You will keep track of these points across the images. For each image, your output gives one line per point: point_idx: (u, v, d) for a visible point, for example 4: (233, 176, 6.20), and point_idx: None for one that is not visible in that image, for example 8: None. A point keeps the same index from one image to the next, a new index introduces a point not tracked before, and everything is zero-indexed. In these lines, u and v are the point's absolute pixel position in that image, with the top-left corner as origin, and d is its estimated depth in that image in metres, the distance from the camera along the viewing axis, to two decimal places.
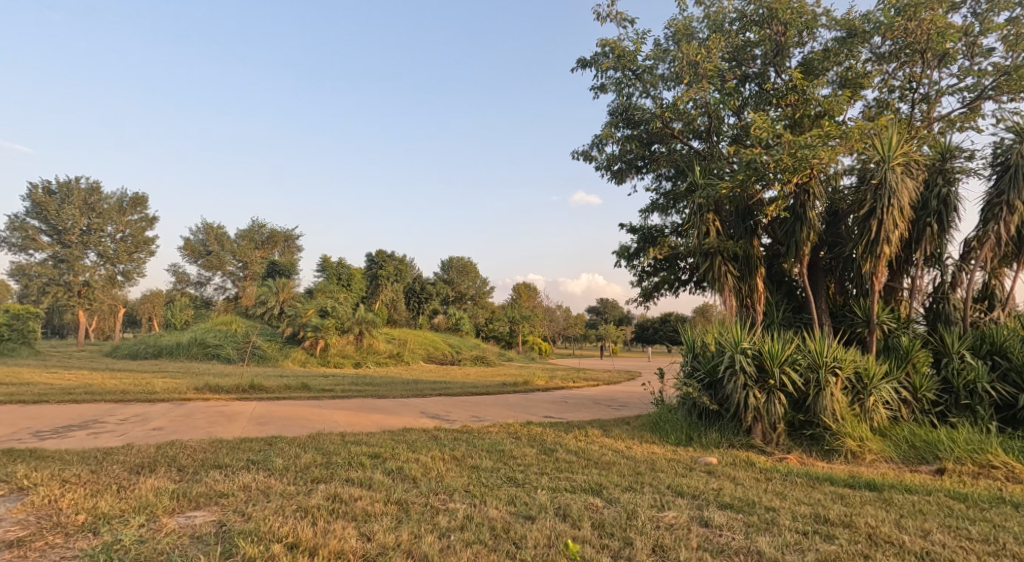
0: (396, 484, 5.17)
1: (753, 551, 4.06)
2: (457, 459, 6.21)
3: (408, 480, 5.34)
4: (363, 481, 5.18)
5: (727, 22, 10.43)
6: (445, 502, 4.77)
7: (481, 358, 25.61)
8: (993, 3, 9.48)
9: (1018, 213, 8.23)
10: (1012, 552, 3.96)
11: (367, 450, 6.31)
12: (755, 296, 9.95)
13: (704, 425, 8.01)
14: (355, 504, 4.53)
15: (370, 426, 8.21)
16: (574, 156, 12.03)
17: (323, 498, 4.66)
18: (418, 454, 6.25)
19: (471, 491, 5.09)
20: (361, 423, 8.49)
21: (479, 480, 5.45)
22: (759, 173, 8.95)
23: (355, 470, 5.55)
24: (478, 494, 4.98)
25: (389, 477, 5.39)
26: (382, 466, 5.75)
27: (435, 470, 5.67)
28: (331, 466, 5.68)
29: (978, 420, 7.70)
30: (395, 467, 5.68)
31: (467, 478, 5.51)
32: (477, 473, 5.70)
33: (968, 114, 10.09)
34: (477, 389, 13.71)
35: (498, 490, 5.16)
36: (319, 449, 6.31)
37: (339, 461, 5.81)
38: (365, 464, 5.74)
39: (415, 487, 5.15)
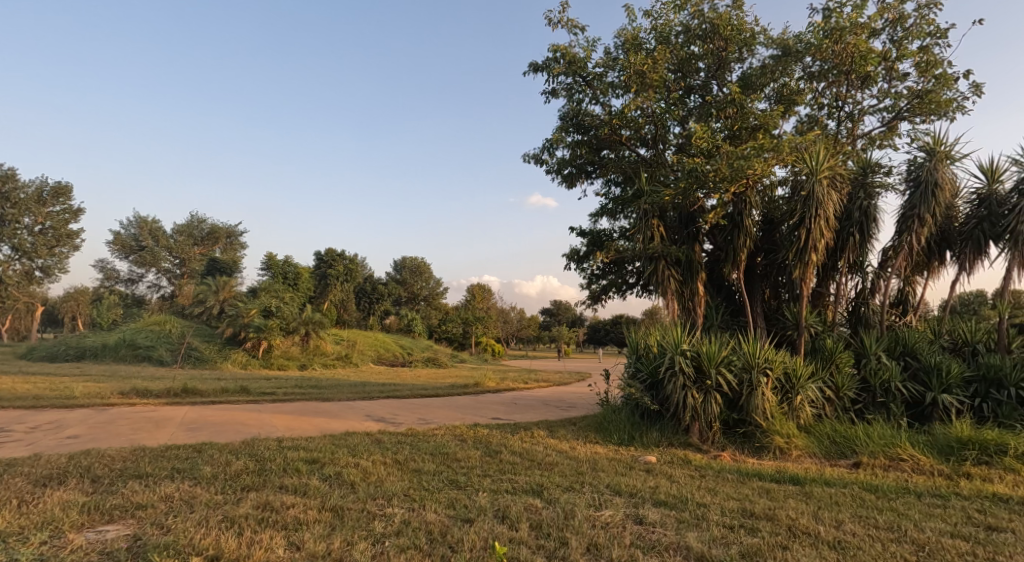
0: (332, 490, 5.07)
1: (682, 547, 4.20)
2: (399, 463, 6.15)
3: (345, 486, 5.25)
4: (298, 488, 5.06)
5: (672, 34, 10.76)
6: (382, 507, 4.71)
7: (432, 359, 25.40)
8: (908, 32, 10.20)
9: (928, 225, 8.87)
10: (912, 538, 4.24)
11: (304, 456, 6.15)
12: (696, 300, 10.32)
13: (645, 425, 8.22)
14: (287, 512, 4.41)
15: (310, 430, 8.01)
16: (525, 158, 12.17)
17: (253, 507, 4.52)
18: (358, 459, 6.15)
19: (410, 495, 5.04)
20: (301, 427, 8.27)
21: (420, 484, 5.42)
22: (700, 181, 9.27)
23: (289, 476, 5.40)
24: (418, 498, 4.95)
25: (326, 483, 5.27)
26: (319, 472, 5.62)
27: (375, 474, 5.59)
28: (264, 473, 5.50)
29: (892, 416, 8.24)
30: (332, 473, 5.56)
31: (407, 482, 5.46)
32: (419, 477, 5.65)
33: (886, 132, 10.81)
34: (427, 390, 13.67)
35: (438, 493, 5.13)
36: (253, 455, 6.11)
37: (273, 467, 5.64)
38: (301, 470, 5.60)
39: (353, 493, 5.06)
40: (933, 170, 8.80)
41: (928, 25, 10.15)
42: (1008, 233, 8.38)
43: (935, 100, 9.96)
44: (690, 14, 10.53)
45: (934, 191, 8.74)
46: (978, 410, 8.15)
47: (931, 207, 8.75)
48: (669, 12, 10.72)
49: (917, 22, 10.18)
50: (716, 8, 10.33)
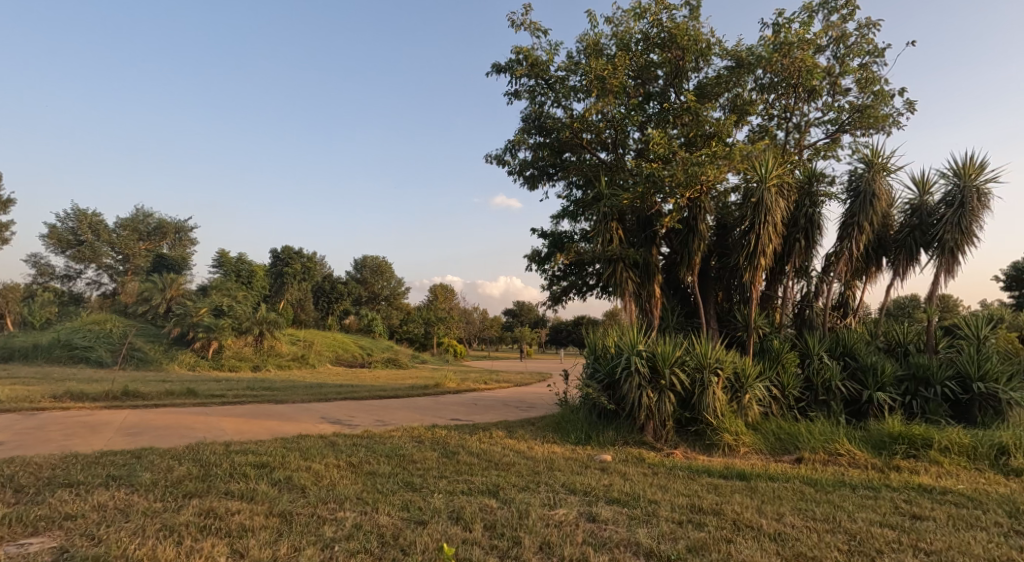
0: (282, 495, 4.96)
1: (632, 543, 4.30)
2: (353, 466, 6.07)
3: (296, 490, 5.15)
4: (244, 494, 4.93)
5: (632, 42, 10.98)
6: (333, 511, 4.64)
7: (393, 359, 25.05)
8: (849, 49, 10.72)
9: (867, 232, 9.34)
10: (846, 528, 4.46)
11: (253, 460, 6.00)
12: (653, 302, 10.56)
13: (602, 425, 8.36)
14: (232, 519, 4.31)
15: (261, 433, 7.80)
16: (488, 159, 12.20)
17: (195, 514, 4.39)
18: (310, 462, 6.03)
19: (363, 498, 4.99)
20: (252, 430, 8.05)
21: (375, 486, 5.36)
22: (657, 186, 9.51)
23: (236, 482, 5.26)
24: (371, 501, 4.90)
25: (275, 488, 5.16)
26: (268, 476, 5.49)
27: (327, 478, 5.50)
28: (209, 478, 5.34)
29: (832, 413, 8.62)
30: (282, 478, 5.44)
31: (361, 485, 5.39)
32: (373, 479, 5.59)
33: (830, 144, 11.32)
34: (385, 391, 13.52)
35: (392, 496, 5.09)
36: (197, 461, 5.92)
37: (219, 472, 5.48)
38: (249, 474, 5.46)
39: (303, 497, 4.97)
40: (871, 181, 9.26)
41: (867, 44, 10.68)
42: (937, 241, 8.92)
43: (873, 115, 10.51)
44: (650, 22, 10.77)
45: (873, 200, 9.20)
46: (909, 407, 8.62)
47: (870, 215, 9.22)
48: (629, 19, 10.93)
49: (858, 40, 10.70)
50: (674, 18, 10.59)
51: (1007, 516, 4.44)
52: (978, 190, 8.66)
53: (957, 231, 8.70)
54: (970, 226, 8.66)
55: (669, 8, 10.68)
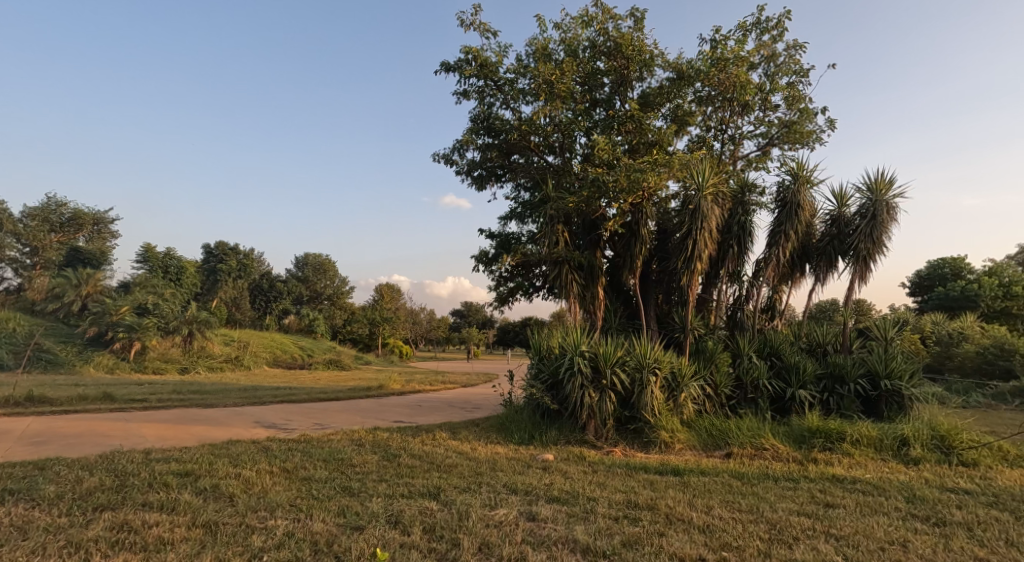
0: (207, 504, 4.78)
1: (570, 540, 4.40)
2: (287, 471, 5.91)
3: (222, 499, 4.97)
4: (165, 504, 4.73)
5: (579, 49, 11.22)
6: (263, 519, 4.53)
7: (335, 361, 24.43)
8: (779, 68, 11.35)
9: (792, 240, 9.90)
10: (768, 518, 4.72)
11: (176, 468, 5.75)
12: (596, 304, 10.80)
13: (545, 424, 8.49)
14: (149, 532, 4.13)
15: (187, 440, 7.46)
16: (435, 158, 12.17)
17: (107, 529, 4.18)
18: (240, 469, 5.84)
19: (296, 505, 4.88)
20: (176, 437, 7.68)
21: (309, 492, 5.25)
22: (601, 191, 9.77)
23: (156, 492, 5.02)
24: (305, 508, 4.80)
25: (199, 497, 4.97)
26: (191, 485, 5.28)
27: (258, 485, 5.35)
28: (125, 489, 5.08)
29: (759, 410, 9.08)
30: (208, 486, 5.25)
31: (295, 491, 5.27)
32: (308, 485, 5.48)
33: (761, 156, 11.93)
34: (325, 393, 13.19)
35: (328, 502, 5.01)
36: (112, 471, 5.61)
37: (136, 482, 5.22)
38: (171, 484, 5.23)
39: (230, 506, 4.81)
40: (796, 192, 9.84)
41: (794, 64, 11.35)
42: (853, 250, 9.58)
43: (799, 131, 11.18)
44: (596, 30, 11.04)
45: (798, 209, 9.78)
46: (827, 404, 9.20)
47: (795, 224, 9.79)
48: (577, 27, 11.16)
49: (786, 60, 11.35)
50: (620, 28, 10.90)
51: (906, 501, 4.84)
52: (888, 204, 9.36)
53: (870, 241, 9.37)
54: (881, 237, 9.36)
55: (614, 18, 10.98)
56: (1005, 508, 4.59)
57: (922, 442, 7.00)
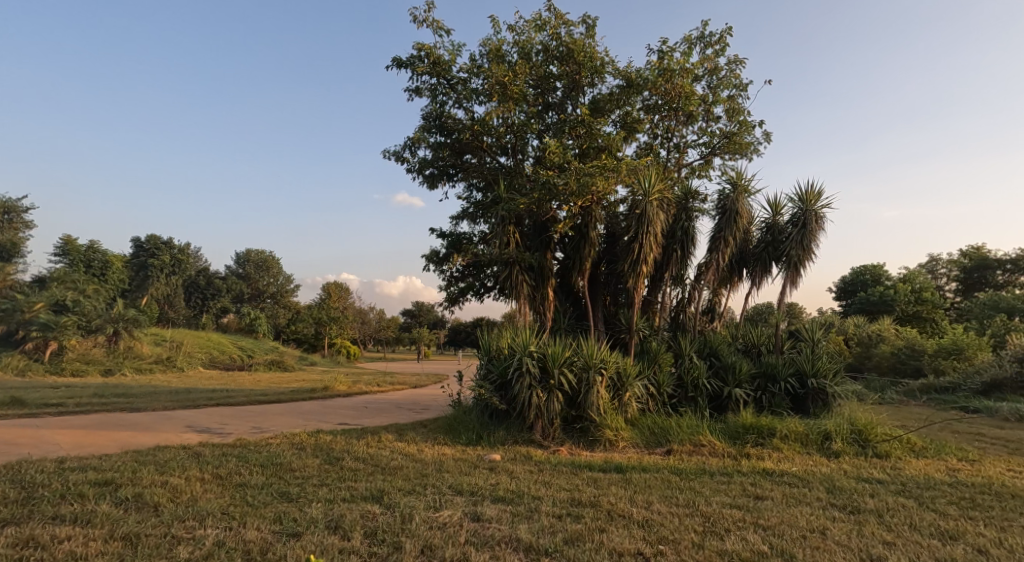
0: (127, 515, 4.57)
1: (513, 539, 4.46)
2: (220, 478, 5.71)
3: (145, 509, 4.76)
4: (79, 517, 4.49)
5: (533, 52, 11.32)
6: (191, 529, 4.37)
7: (276, 362, 23.57)
8: (721, 81, 11.81)
9: (731, 246, 10.33)
10: (702, 511, 4.92)
11: (94, 478, 5.45)
12: (545, 305, 10.92)
13: (493, 425, 8.53)
14: (61, 547, 3.92)
15: (108, 447, 7.09)
16: (386, 154, 12.02)
17: (13, 545, 3.94)
18: (167, 477, 5.60)
19: (228, 513, 4.74)
20: (95, 444, 7.27)
21: (243, 499, 5.10)
22: (552, 193, 9.92)
23: (70, 504, 4.76)
24: (238, 515, 4.67)
25: (119, 508, 4.74)
26: (111, 495, 5.03)
27: (187, 493, 5.15)
28: (35, 502, 4.79)
29: (699, 408, 9.43)
30: (130, 496, 5.01)
31: (227, 498, 5.11)
32: (243, 492, 5.32)
33: (703, 165, 12.38)
34: (266, 395, 12.79)
35: (263, 509, 4.88)
36: (20, 482, 5.27)
37: (48, 494, 4.93)
38: (87, 495, 4.96)
39: (154, 516, 4.62)
40: (736, 200, 10.27)
41: (735, 78, 11.85)
42: (785, 256, 10.10)
43: (739, 142, 11.68)
44: (549, 35, 11.19)
45: (736, 216, 10.22)
46: (760, 402, 9.66)
47: (734, 231, 10.22)
48: (530, 30, 11.27)
49: (727, 74, 11.83)
50: (572, 34, 11.09)
51: (827, 491, 5.15)
52: (817, 214, 9.92)
53: (801, 248, 9.91)
54: (810, 245, 9.90)
55: (567, 24, 11.16)
56: (912, 495, 4.97)
57: (843, 436, 7.46)
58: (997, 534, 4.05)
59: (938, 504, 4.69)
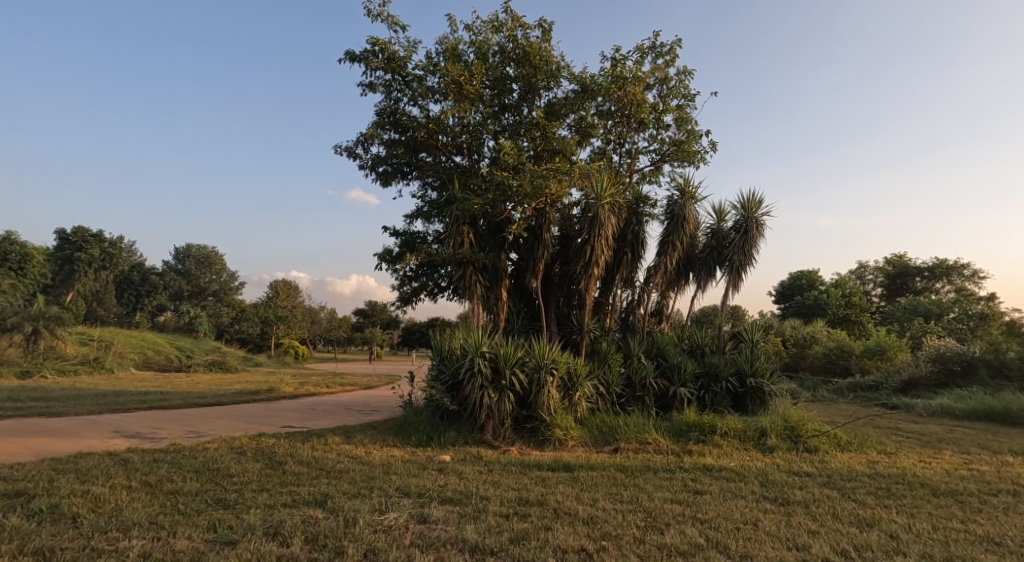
0: (41, 528, 4.32)
1: (459, 540, 4.45)
2: (149, 486, 5.47)
3: (62, 521, 4.51)
4: None
5: (489, 53, 11.35)
6: (114, 541, 4.16)
7: (217, 362, 22.57)
8: (670, 90, 12.16)
9: (679, 251, 10.65)
10: (644, 507, 5.05)
11: (5, 489, 5.11)
12: (498, 305, 10.95)
13: (444, 426, 8.49)
14: None
15: (23, 455, 6.65)
16: (337, 150, 11.78)
17: None
18: (89, 486, 5.31)
19: (157, 522, 4.54)
20: (9, 452, 6.81)
21: (174, 508, 4.89)
22: (506, 195, 9.97)
23: None
24: (168, 525, 4.48)
25: (33, 521, 4.46)
26: (24, 507, 4.73)
27: (110, 503, 4.91)
28: None
29: (646, 407, 9.66)
30: (46, 507, 4.73)
31: (155, 507, 4.89)
32: (174, 500, 5.10)
33: (654, 171, 12.70)
34: (206, 398, 12.31)
35: (196, 517, 4.70)
36: None
37: None
38: None
39: (72, 528, 4.38)
40: (683, 206, 10.60)
41: (684, 88, 12.22)
42: (728, 261, 10.49)
43: (686, 150, 12.04)
44: (506, 37, 11.24)
45: (683, 222, 10.54)
46: (704, 401, 9.99)
47: (681, 236, 10.54)
48: (487, 31, 11.29)
49: (677, 84, 12.19)
50: (528, 37, 11.17)
51: (761, 485, 5.38)
52: (758, 221, 10.35)
53: (742, 253, 10.32)
54: (750, 251, 10.33)
55: (523, 26, 11.24)
56: (836, 486, 5.26)
57: (777, 432, 7.81)
58: (908, 520, 4.34)
59: (858, 494, 4.98)
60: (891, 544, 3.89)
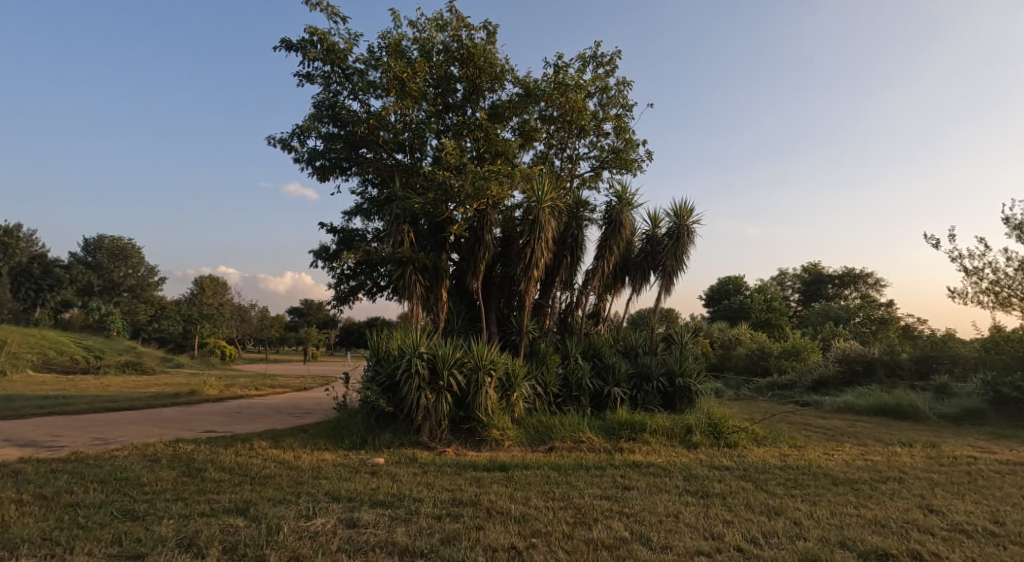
0: None
1: (389, 543, 4.39)
2: (44, 499, 5.07)
3: None
4: None
5: (433, 51, 11.25)
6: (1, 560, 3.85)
7: (130, 363, 21.19)
8: (610, 99, 12.49)
9: (616, 255, 10.93)
10: (575, 504, 5.15)
11: None
12: (438, 305, 10.86)
13: (379, 427, 8.34)
14: None
15: None
16: (270, 141, 11.30)
17: None
18: None
19: (52, 538, 4.23)
20: None
21: (73, 522, 4.57)
22: (447, 195, 9.93)
23: None
24: (66, 541, 4.19)
25: None
26: None
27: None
28: None
29: (581, 407, 9.84)
30: None
31: (52, 522, 4.56)
32: (74, 513, 4.77)
33: (594, 177, 12.97)
34: (119, 401, 11.56)
35: (99, 530, 4.41)
36: None
37: None
38: None
39: None
40: (620, 212, 10.89)
41: (622, 98, 12.57)
42: (661, 266, 10.88)
43: (624, 158, 12.39)
44: (450, 36, 11.19)
45: (621, 227, 10.83)
46: (636, 400, 10.30)
47: (618, 241, 10.83)
48: (432, 29, 11.21)
49: (616, 94, 12.52)
50: (473, 38, 11.17)
51: (684, 479, 5.62)
52: (689, 229, 10.80)
53: (674, 259, 10.74)
54: (681, 257, 10.76)
55: (468, 27, 11.23)
56: (751, 478, 5.57)
57: (701, 428, 8.17)
58: (810, 508, 4.65)
59: (769, 485, 5.29)
60: (795, 530, 4.15)
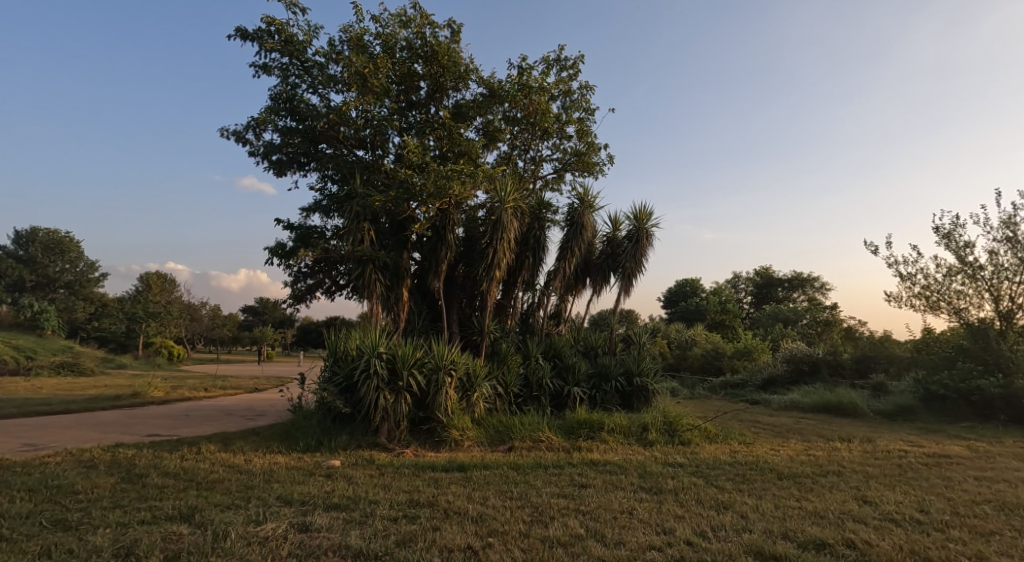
0: None
1: (342, 546, 4.30)
2: None
3: None
4: None
5: (396, 47, 11.09)
6: None
7: (68, 364, 20.12)
8: (573, 103, 12.59)
9: (577, 257, 11.03)
10: (531, 503, 5.16)
11: None
12: (398, 305, 10.72)
13: (336, 429, 8.17)
14: None
15: None
16: (224, 133, 11.01)
17: None
18: None
19: None
20: None
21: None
22: (409, 194, 9.82)
23: None
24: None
25: None
26: None
27: None
28: None
29: (541, 406, 9.88)
30: None
31: None
32: (0, 524, 4.49)
33: (557, 179, 13.06)
34: (55, 404, 10.97)
35: (26, 542, 4.17)
36: None
37: None
38: None
39: None
40: (582, 214, 10.99)
41: (585, 102, 12.69)
42: (620, 268, 11.03)
43: (587, 161, 12.52)
44: (413, 33, 11.07)
45: (582, 229, 10.93)
46: (595, 399, 10.42)
47: (579, 242, 10.93)
48: (395, 25, 11.06)
49: (579, 98, 12.63)
50: (436, 36, 11.08)
51: (639, 476, 5.70)
52: (648, 231, 10.99)
53: (633, 261, 10.91)
54: (640, 258, 10.93)
55: (431, 25, 11.13)
56: (702, 475, 5.70)
57: (657, 427, 8.32)
58: (757, 502, 4.79)
59: (720, 481, 5.42)
60: (742, 524, 4.27)
